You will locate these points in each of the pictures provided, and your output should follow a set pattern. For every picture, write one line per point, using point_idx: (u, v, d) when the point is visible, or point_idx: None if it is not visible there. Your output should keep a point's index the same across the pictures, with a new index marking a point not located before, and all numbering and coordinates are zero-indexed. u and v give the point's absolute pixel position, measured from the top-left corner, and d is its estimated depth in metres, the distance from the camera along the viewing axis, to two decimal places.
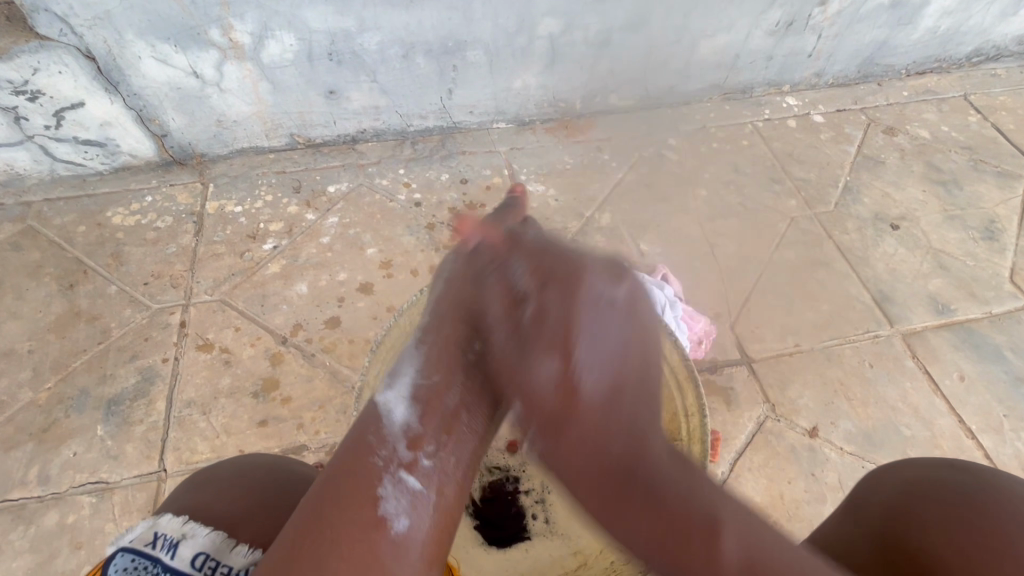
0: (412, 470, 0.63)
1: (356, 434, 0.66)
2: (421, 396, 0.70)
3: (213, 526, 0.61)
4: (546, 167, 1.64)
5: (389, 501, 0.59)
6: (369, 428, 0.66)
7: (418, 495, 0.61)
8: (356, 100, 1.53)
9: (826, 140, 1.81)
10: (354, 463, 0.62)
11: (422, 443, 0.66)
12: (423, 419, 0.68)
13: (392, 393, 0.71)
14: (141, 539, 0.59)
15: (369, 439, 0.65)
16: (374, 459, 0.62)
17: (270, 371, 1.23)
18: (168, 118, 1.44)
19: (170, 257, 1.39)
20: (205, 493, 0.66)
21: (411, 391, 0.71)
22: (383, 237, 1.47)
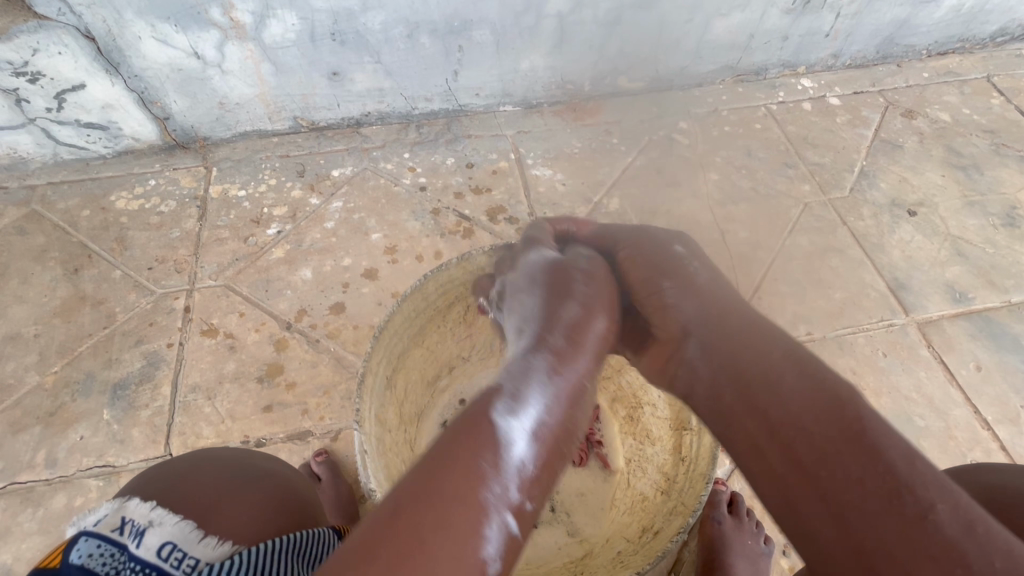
0: (518, 516, 0.59)
1: (464, 450, 0.61)
2: (543, 435, 0.65)
3: (183, 514, 0.60)
4: (553, 151, 1.63)
5: (490, 545, 0.55)
6: (488, 454, 0.61)
7: (515, 543, 0.58)
8: (360, 82, 1.50)
9: (843, 123, 1.76)
10: (465, 492, 0.57)
11: (530, 484, 0.62)
12: (537, 456, 0.64)
13: (514, 421, 0.65)
14: (107, 524, 0.58)
15: (477, 443, 0.62)
16: (488, 493, 0.58)
17: (274, 356, 1.22)
18: (170, 100, 1.42)
19: (174, 242, 1.38)
20: (171, 483, 0.64)
21: (536, 425, 0.65)
22: (388, 221, 1.45)
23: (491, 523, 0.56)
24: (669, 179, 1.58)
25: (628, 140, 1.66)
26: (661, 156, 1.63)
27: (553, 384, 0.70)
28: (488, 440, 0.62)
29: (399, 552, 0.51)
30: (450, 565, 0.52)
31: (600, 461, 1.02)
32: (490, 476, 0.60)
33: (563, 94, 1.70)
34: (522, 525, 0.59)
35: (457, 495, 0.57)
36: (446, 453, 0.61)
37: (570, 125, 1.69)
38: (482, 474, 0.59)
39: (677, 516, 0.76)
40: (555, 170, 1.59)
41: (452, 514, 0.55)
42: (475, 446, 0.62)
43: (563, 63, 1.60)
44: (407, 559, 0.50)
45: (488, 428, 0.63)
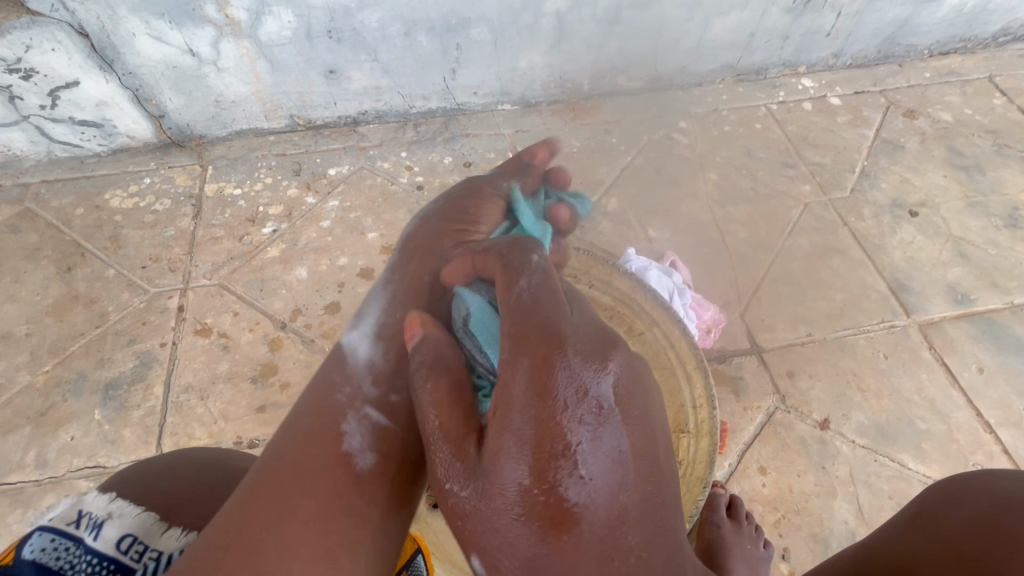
0: (375, 407, 0.76)
1: (321, 389, 0.78)
2: (384, 337, 0.85)
3: (146, 506, 0.60)
4: (552, 150, 1.61)
5: (354, 440, 0.71)
6: (336, 370, 0.81)
7: (381, 428, 0.74)
8: (357, 80, 1.49)
9: (844, 123, 1.75)
10: (320, 404, 0.75)
11: (382, 380, 0.80)
12: (383, 357, 0.82)
13: (358, 352, 0.84)
14: (62, 518, 0.56)
15: (332, 388, 0.78)
16: (339, 397, 0.76)
17: (269, 357, 1.21)
18: (165, 98, 1.41)
19: (168, 240, 1.37)
20: (142, 476, 0.64)
21: (375, 335, 0.86)
22: (385, 221, 1.43)
23: (350, 422, 0.73)
24: (668, 179, 1.56)
25: (627, 140, 1.65)
26: (660, 156, 1.62)
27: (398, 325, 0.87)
28: (337, 371, 0.81)
29: (285, 454, 0.67)
30: (322, 452, 0.68)
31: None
32: (343, 393, 0.77)
33: (561, 93, 1.69)
34: (386, 417, 0.75)
35: (327, 414, 0.73)
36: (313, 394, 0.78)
37: (568, 124, 1.68)
38: (334, 396, 0.76)
39: None
40: (554, 169, 1.58)
41: (323, 425, 0.72)
42: (333, 389, 0.78)
43: (561, 62, 1.59)
44: (287, 454, 0.67)
45: (339, 368, 0.81)
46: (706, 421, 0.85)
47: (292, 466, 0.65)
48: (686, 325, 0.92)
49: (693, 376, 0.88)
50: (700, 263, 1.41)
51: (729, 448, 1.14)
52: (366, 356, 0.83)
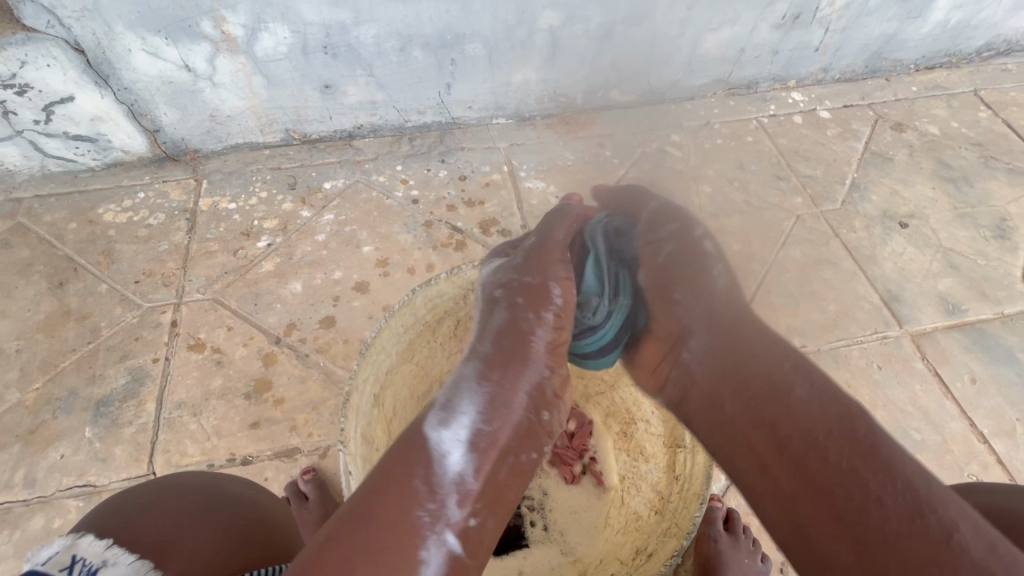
0: (457, 531, 0.60)
1: (399, 470, 0.62)
2: (477, 446, 0.67)
3: (140, 552, 0.57)
4: (546, 164, 1.63)
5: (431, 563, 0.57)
6: (421, 470, 0.63)
7: (458, 559, 0.59)
8: (352, 95, 1.50)
9: (834, 136, 1.77)
10: (397, 509, 0.59)
11: (469, 498, 0.63)
12: (474, 470, 0.65)
13: (448, 433, 0.67)
14: (55, 563, 0.54)
15: (413, 463, 0.63)
16: (420, 513, 0.59)
17: (263, 372, 1.20)
18: (161, 113, 1.41)
19: (162, 255, 1.36)
20: (132, 520, 0.61)
21: (469, 437, 0.67)
22: (380, 234, 1.44)
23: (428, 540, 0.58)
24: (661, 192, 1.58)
25: (620, 153, 1.66)
26: (653, 169, 1.63)
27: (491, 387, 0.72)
28: (421, 460, 0.64)
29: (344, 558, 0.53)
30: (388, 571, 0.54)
31: (593, 477, 1.01)
32: (421, 480, 0.62)
33: (556, 107, 1.71)
34: (467, 547, 0.60)
35: (395, 501, 0.59)
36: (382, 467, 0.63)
37: (562, 137, 1.69)
38: (412, 487, 0.61)
39: (671, 537, 0.74)
40: (548, 183, 1.59)
41: (395, 521, 0.58)
42: (416, 468, 0.63)
43: (555, 77, 1.61)
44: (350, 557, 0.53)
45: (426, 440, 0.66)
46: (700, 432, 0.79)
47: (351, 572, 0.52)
48: None
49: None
50: None
51: None
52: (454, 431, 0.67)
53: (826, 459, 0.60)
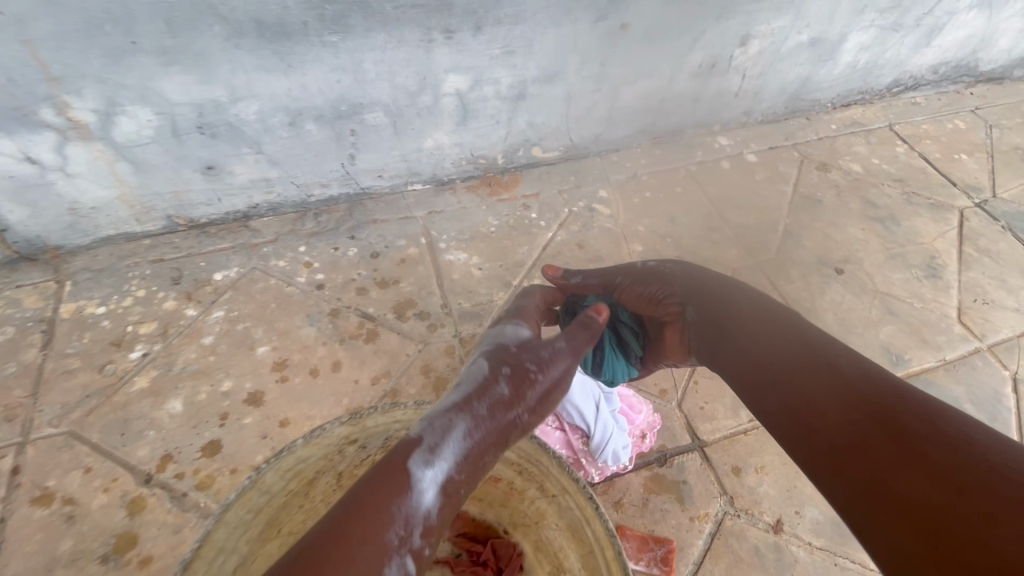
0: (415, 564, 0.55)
1: (368, 501, 0.55)
2: (455, 490, 0.60)
3: None
4: (468, 230, 1.51)
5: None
6: (388, 498, 0.56)
7: None
8: (241, 174, 1.34)
9: (762, 181, 1.74)
10: (359, 533, 0.52)
11: (432, 533, 0.57)
12: (443, 511, 0.59)
13: (428, 468, 0.59)
14: None
15: (383, 492, 0.56)
16: (388, 538, 0.53)
17: (127, 524, 0.99)
18: (4, 211, 1.20)
19: (7, 380, 1.14)
20: None
21: (449, 477, 0.60)
22: (279, 330, 1.26)
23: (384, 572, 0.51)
24: (592, 255, 1.48)
25: (547, 214, 1.57)
26: (583, 229, 1.54)
27: (480, 416, 0.66)
28: (385, 475, 0.57)
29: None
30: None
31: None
32: (395, 503, 0.56)
33: (476, 169, 1.60)
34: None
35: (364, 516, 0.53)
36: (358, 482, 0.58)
37: (485, 200, 1.58)
38: (382, 509, 0.54)
39: None
40: (471, 253, 1.46)
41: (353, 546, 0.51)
42: (390, 489, 0.56)
43: (470, 139, 1.51)
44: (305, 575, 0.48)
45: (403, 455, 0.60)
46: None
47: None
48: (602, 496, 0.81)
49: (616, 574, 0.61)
50: None
51: (677, 572, 1.00)
52: (433, 452, 0.60)
53: (854, 443, 0.64)
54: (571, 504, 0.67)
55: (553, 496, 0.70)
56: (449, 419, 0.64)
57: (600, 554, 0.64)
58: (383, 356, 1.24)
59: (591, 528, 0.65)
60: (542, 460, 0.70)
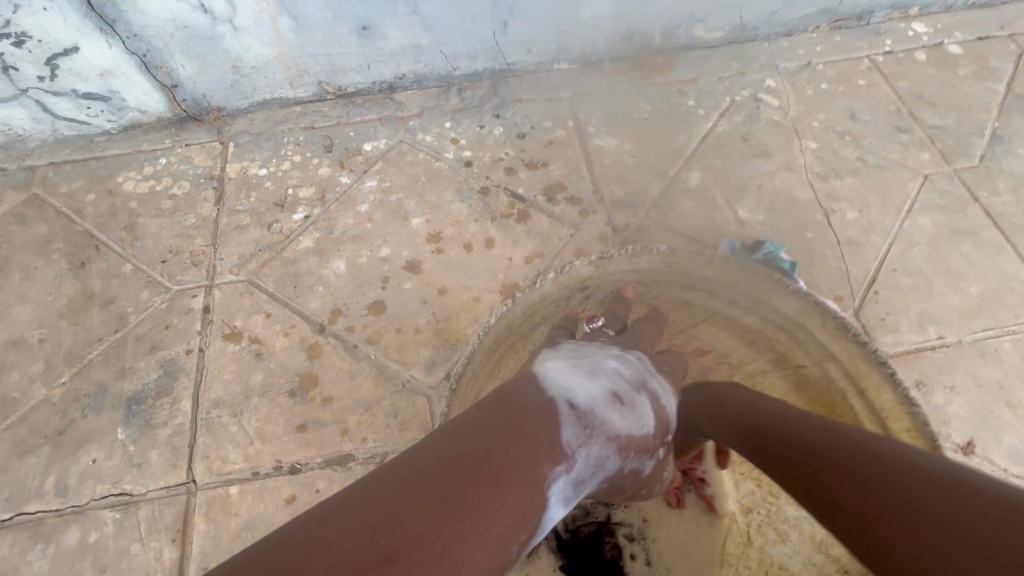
0: None
1: (518, 491, 0.49)
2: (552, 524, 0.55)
3: None
4: (620, 115, 1.38)
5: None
6: (524, 493, 0.49)
7: None
8: (393, 38, 1.28)
9: (966, 76, 1.46)
10: (488, 512, 0.46)
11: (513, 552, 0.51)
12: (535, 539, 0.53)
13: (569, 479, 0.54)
14: None
15: (530, 493, 0.50)
16: (513, 545, 0.47)
17: (307, 366, 1.05)
18: (177, 65, 1.23)
19: (190, 229, 1.21)
20: None
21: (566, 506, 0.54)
22: (430, 204, 1.24)
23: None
24: (758, 149, 1.33)
25: (705, 103, 1.41)
26: (746, 121, 1.38)
27: (616, 465, 0.62)
28: (523, 473, 0.50)
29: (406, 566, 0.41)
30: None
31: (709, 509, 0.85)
32: (523, 529, 0.48)
33: (628, 49, 1.44)
34: None
35: (496, 509, 0.46)
36: (492, 448, 0.50)
37: (636, 83, 1.43)
38: (514, 522, 0.47)
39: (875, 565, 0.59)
40: (622, 140, 1.34)
41: (478, 541, 0.44)
42: (530, 487, 0.50)
43: (631, 9, 1.34)
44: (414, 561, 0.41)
45: (550, 460, 0.53)
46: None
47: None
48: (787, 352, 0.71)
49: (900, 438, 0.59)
50: (804, 250, 1.19)
51: None
52: (574, 482, 0.55)
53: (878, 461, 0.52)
54: (835, 374, 0.66)
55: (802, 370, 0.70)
56: (603, 444, 0.59)
57: (868, 427, 0.63)
58: (535, 237, 1.20)
59: (859, 398, 0.64)
60: (807, 324, 0.68)
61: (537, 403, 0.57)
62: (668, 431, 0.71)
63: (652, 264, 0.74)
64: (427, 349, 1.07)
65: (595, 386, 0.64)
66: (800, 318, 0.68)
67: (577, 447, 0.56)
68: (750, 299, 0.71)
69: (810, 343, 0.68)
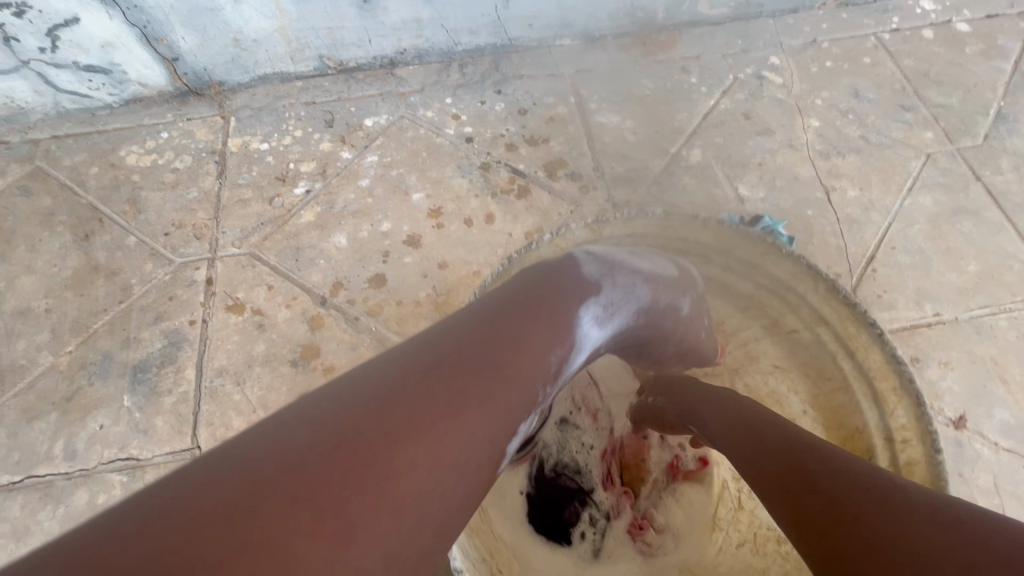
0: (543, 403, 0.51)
1: (550, 313, 0.52)
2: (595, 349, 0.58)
3: None
4: (621, 91, 1.38)
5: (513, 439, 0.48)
6: (556, 314, 0.52)
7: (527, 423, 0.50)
8: (394, 11, 1.27)
9: (973, 54, 1.44)
10: (521, 333, 0.49)
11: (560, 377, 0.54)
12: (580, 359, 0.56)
13: (599, 309, 0.57)
14: None
15: (559, 316, 0.53)
16: (552, 358, 0.50)
17: (309, 337, 1.07)
18: (178, 37, 1.23)
19: (192, 203, 1.22)
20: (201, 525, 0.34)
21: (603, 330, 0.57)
22: (431, 179, 1.25)
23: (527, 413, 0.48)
24: (760, 127, 1.33)
25: (708, 80, 1.40)
26: (749, 99, 1.37)
27: (649, 300, 0.64)
28: (552, 304, 0.53)
29: (453, 378, 0.44)
30: (492, 413, 0.44)
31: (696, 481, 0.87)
32: (559, 342, 0.51)
33: (631, 25, 1.43)
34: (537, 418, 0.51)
35: (531, 334, 0.49)
36: (515, 291, 0.53)
37: (639, 60, 1.42)
38: (547, 340, 0.50)
39: None
40: (624, 116, 1.34)
41: (516, 364, 0.48)
42: (561, 309, 0.53)
43: None
44: (462, 374, 0.44)
45: (574, 293, 0.55)
46: (917, 451, 0.58)
47: (452, 387, 0.43)
48: (794, 301, 0.72)
49: (884, 397, 0.64)
50: (804, 228, 1.20)
51: None
52: (603, 309, 0.57)
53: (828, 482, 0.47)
54: (824, 338, 0.70)
55: (793, 335, 0.73)
56: (625, 284, 0.61)
57: (856, 388, 0.66)
58: (534, 213, 1.20)
59: (848, 361, 0.67)
60: (799, 287, 0.71)
61: (555, 260, 0.60)
62: (693, 279, 0.73)
63: (647, 226, 0.75)
64: (427, 321, 1.08)
65: (614, 249, 0.66)
66: (793, 280, 0.71)
67: (599, 279, 0.59)
68: (740, 266, 0.75)
69: (800, 307, 0.72)
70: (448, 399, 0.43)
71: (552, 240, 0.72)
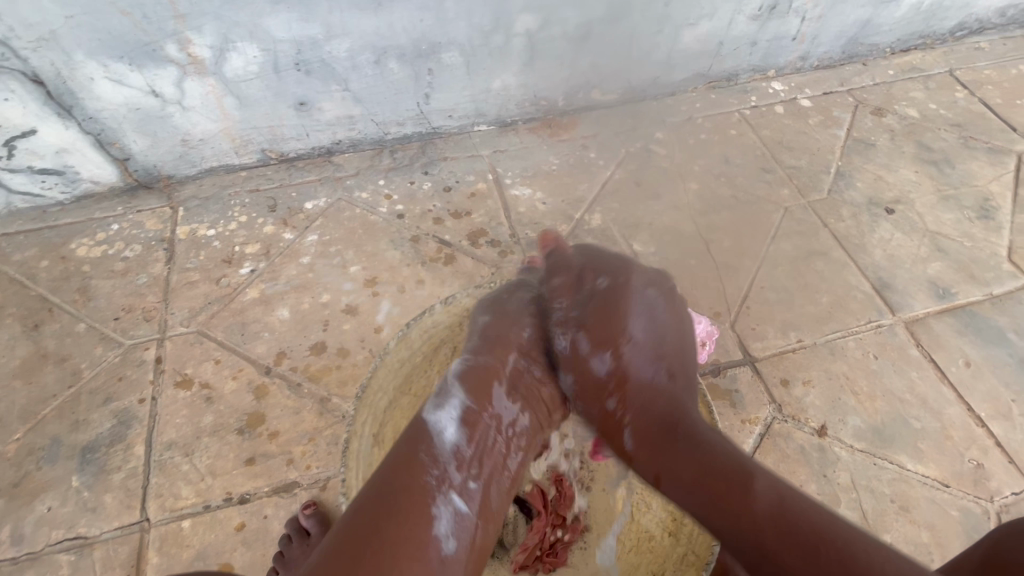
0: (460, 494, 0.75)
1: (409, 448, 0.76)
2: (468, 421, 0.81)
3: None
4: (532, 167, 1.60)
5: (442, 524, 0.71)
6: (423, 447, 0.76)
7: (465, 516, 0.73)
8: (329, 110, 1.47)
9: (815, 124, 1.77)
10: (409, 481, 0.73)
11: (466, 464, 0.78)
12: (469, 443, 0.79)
13: (442, 414, 0.81)
14: None
15: (421, 439, 0.77)
16: (429, 478, 0.74)
17: (255, 405, 1.16)
18: (130, 141, 1.37)
19: (141, 288, 1.32)
20: None
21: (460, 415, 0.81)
22: (366, 253, 1.40)
23: (440, 502, 0.72)
24: (649, 191, 1.57)
25: (605, 154, 1.65)
26: (640, 168, 1.62)
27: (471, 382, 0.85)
28: (425, 437, 0.78)
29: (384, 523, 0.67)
30: (417, 472, 0.74)
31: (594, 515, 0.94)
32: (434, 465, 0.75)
33: (537, 112, 1.68)
34: (468, 505, 0.75)
35: (409, 474, 0.73)
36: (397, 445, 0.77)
37: (545, 140, 1.67)
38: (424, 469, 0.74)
39: None
40: (535, 189, 1.56)
41: (409, 483, 0.72)
42: (422, 439, 0.77)
43: (535, 80, 1.59)
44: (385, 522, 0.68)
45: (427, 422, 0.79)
46: None
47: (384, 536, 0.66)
48: None
49: None
50: (688, 275, 1.42)
51: None
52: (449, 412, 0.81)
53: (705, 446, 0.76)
54: None
55: None
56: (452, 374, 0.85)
57: None
58: (460, 277, 1.37)
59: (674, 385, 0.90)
60: None
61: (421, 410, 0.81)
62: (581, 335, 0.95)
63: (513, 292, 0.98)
64: None
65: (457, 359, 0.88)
66: None
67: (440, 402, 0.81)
68: None
69: None
70: (375, 529, 0.66)
71: (444, 306, 0.92)
